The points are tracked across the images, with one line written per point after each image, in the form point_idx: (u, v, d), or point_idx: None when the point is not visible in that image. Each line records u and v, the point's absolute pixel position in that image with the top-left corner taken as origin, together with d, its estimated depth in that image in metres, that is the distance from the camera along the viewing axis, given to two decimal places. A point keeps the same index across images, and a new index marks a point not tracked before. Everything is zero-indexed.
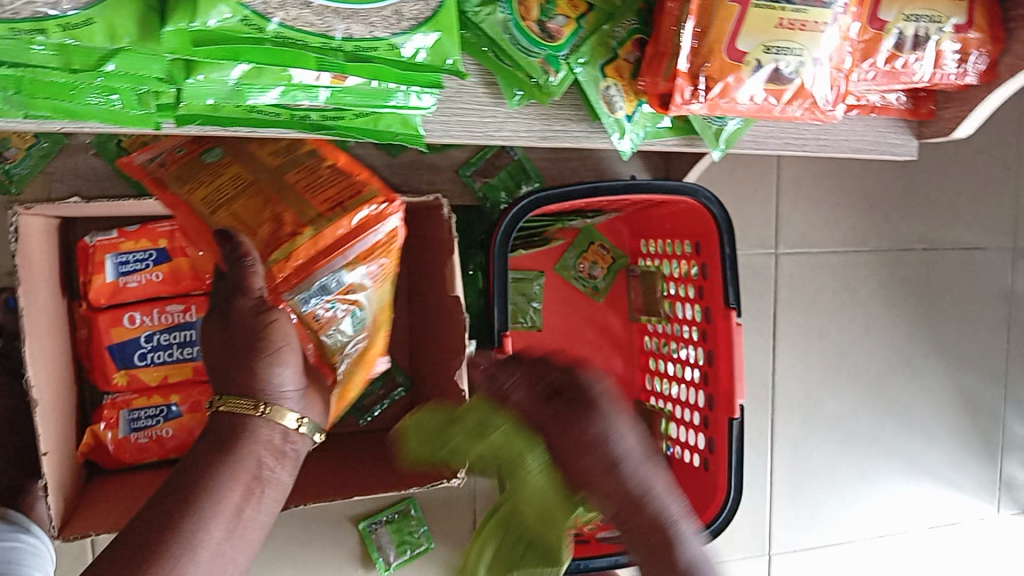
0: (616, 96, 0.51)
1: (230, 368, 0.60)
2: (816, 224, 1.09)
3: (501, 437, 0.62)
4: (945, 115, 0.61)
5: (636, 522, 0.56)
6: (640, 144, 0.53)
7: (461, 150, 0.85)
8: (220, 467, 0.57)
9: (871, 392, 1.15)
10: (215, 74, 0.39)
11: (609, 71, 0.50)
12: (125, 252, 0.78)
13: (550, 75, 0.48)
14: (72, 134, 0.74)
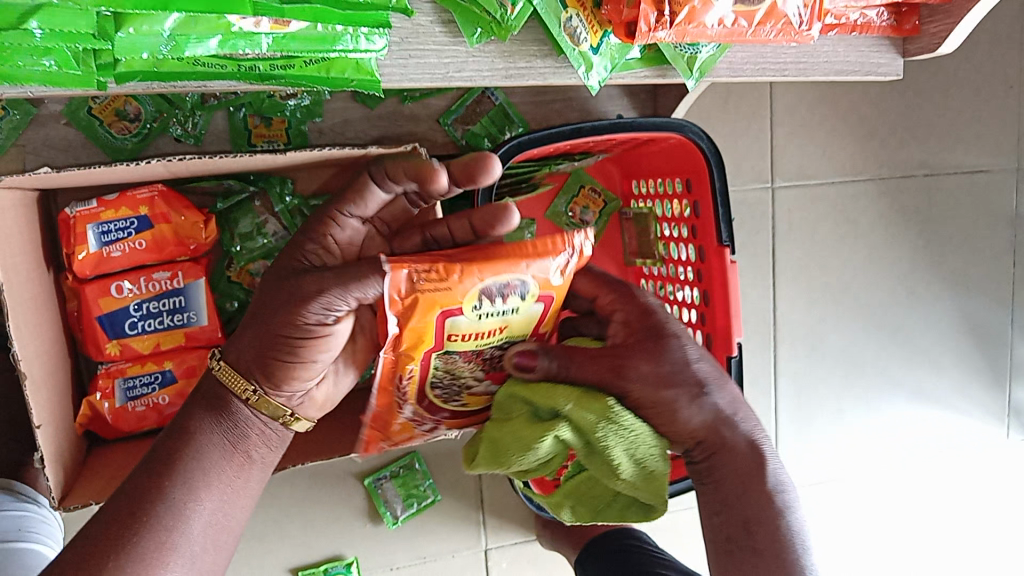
0: (579, 27, 0.49)
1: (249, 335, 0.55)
2: (813, 155, 1.07)
3: (580, 405, 0.58)
4: (930, 29, 0.58)
5: (736, 497, 0.61)
6: (607, 79, 0.52)
7: (441, 97, 0.83)
8: (194, 440, 0.57)
9: (875, 322, 1.14)
10: (147, 26, 0.38)
11: (569, 0, 0.48)
12: (105, 221, 0.76)
13: (507, 9, 0.47)
14: (40, 103, 0.73)
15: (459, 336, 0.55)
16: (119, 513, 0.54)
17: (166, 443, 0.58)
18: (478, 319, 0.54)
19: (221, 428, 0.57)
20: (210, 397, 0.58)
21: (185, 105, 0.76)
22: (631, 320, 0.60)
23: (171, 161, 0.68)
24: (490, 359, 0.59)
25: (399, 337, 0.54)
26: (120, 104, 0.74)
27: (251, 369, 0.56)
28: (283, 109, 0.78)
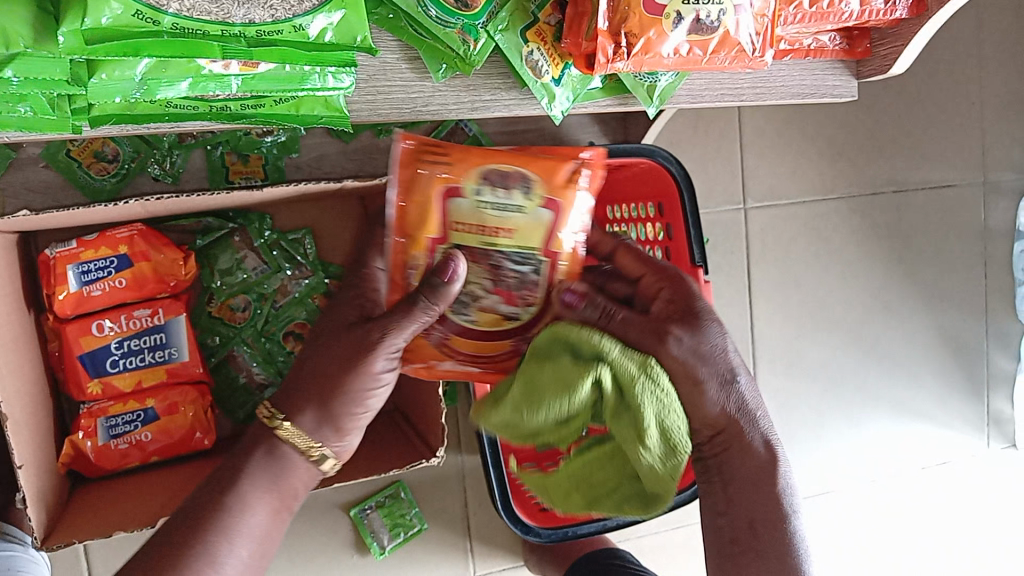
0: (540, 61, 0.50)
1: (307, 385, 0.57)
2: (783, 175, 1.09)
3: (622, 356, 0.54)
4: (881, 52, 0.61)
5: (745, 497, 0.59)
6: (570, 110, 0.53)
7: (415, 130, 0.85)
8: (241, 485, 0.57)
9: (852, 338, 1.16)
10: (118, 71, 0.40)
11: (529, 36, 0.50)
12: (85, 261, 0.77)
13: (470, 45, 0.48)
14: (19, 147, 0.74)
15: (463, 227, 0.57)
16: (153, 552, 0.54)
17: (212, 483, 0.58)
18: (478, 210, 0.57)
19: (270, 477, 0.58)
20: (268, 452, 0.58)
21: (162, 145, 0.77)
22: (676, 301, 0.58)
23: (149, 201, 0.69)
24: (497, 264, 0.57)
25: (399, 217, 0.57)
26: (98, 146, 0.75)
27: (304, 418, 0.57)
28: (260, 146, 0.79)
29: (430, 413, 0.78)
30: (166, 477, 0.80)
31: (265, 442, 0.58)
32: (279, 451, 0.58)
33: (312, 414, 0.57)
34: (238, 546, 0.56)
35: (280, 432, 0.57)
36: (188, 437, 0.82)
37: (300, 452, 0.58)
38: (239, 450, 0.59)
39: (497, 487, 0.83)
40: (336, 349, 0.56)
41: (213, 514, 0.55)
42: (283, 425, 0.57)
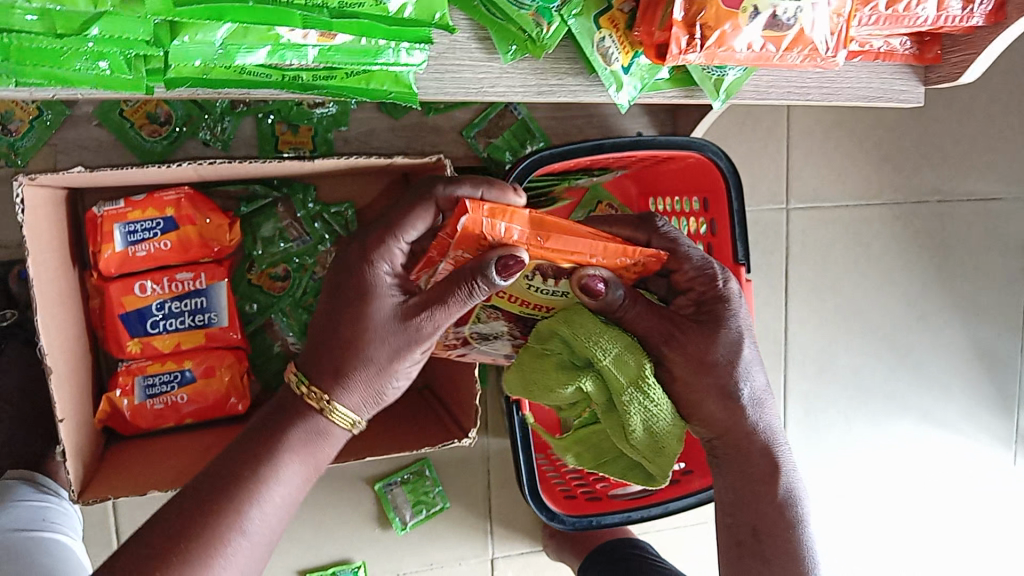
0: (611, 48, 0.50)
1: (325, 345, 0.55)
2: (828, 178, 1.08)
3: (615, 365, 0.56)
4: (951, 59, 0.60)
5: (750, 507, 0.63)
6: (638, 98, 0.53)
7: (464, 110, 0.85)
8: (279, 455, 0.55)
9: (885, 346, 1.15)
10: (200, 35, 0.39)
11: (603, 22, 0.49)
12: (132, 221, 0.78)
13: (543, 28, 0.48)
14: (74, 105, 0.74)
15: (507, 295, 0.57)
16: (185, 513, 0.53)
17: (234, 450, 0.56)
18: (528, 291, 0.56)
19: (309, 447, 0.56)
20: (286, 405, 0.57)
21: (214, 110, 0.77)
22: (704, 298, 0.60)
23: (203, 165, 0.69)
24: (525, 324, 0.60)
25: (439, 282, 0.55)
26: (151, 108, 0.76)
27: (328, 377, 0.55)
28: (310, 117, 0.79)
29: (464, 394, 0.78)
30: (199, 440, 0.80)
31: (289, 399, 0.57)
32: (320, 428, 0.56)
33: (358, 392, 0.56)
34: (262, 514, 0.54)
35: (297, 391, 0.57)
36: (222, 402, 0.83)
37: (315, 410, 0.56)
38: (272, 408, 0.58)
39: (526, 472, 0.83)
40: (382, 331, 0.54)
41: (242, 478, 0.54)
42: (306, 383, 0.56)
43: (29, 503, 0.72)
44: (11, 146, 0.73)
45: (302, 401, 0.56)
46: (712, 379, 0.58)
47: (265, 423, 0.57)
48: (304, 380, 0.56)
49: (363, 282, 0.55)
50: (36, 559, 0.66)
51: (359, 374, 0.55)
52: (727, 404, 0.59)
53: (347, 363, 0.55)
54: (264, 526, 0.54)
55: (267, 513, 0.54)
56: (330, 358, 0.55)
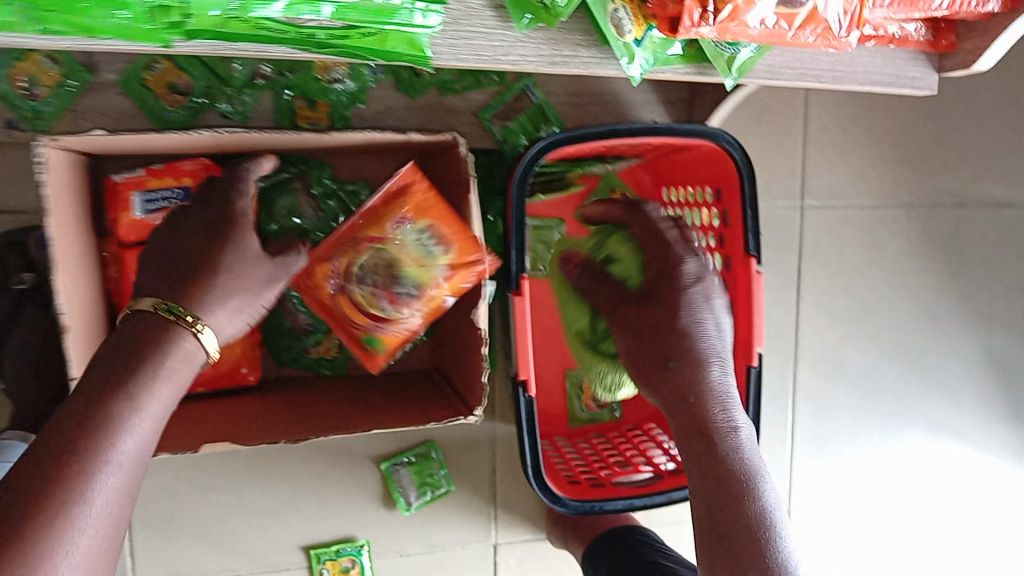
0: (624, 19, 0.50)
1: (163, 277, 0.62)
2: (844, 176, 1.08)
3: None
4: (967, 46, 0.59)
5: (717, 510, 0.66)
6: (649, 72, 0.52)
7: (482, 93, 0.86)
8: (144, 376, 0.56)
9: (895, 350, 1.14)
10: None
11: None
12: (151, 190, 0.79)
13: None
14: (97, 72, 0.76)
15: (419, 261, 0.75)
16: (50, 442, 0.51)
17: (86, 385, 0.55)
18: (404, 245, 0.75)
19: (173, 372, 0.58)
20: (139, 333, 0.59)
21: (235, 82, 0.78)
22: (660, 273, 0.75)
23: (220, 133, 0.70)
24: (380, 286, 0.75)
25: (377, 209, 0.76)
26: (173, 77, 0.77)
27: (193, 309, 0.60)
28: (329, 94, 0.81)
29: (470, 372, 0.79)
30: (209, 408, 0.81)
31: (135, 329, 0.59)
32: (190, 351, 0.60)
33: (227, 314, 0.62)
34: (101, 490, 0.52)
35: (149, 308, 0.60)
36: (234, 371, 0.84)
37: (183, 327, 0.60)
38: (114, 341, 0.58)
39: (527, 452, 0.83)
40: (218, 261, 0.63)
41: (114, 405, 0.54)
42: (164, 301, 0.60)
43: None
44: (34, 109, 0.76)
45: (163, 320, 0.59)
46: (656, 355, 0.72)
47: (109, 350, 0.58)
48: (162, 301, 0.60)
49: (216, 257, 0.63)
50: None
51: (234, 302, 0.63)
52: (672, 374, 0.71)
53: (191, 284, 0.62)
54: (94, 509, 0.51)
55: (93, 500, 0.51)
56: (233, 296, 0.62)
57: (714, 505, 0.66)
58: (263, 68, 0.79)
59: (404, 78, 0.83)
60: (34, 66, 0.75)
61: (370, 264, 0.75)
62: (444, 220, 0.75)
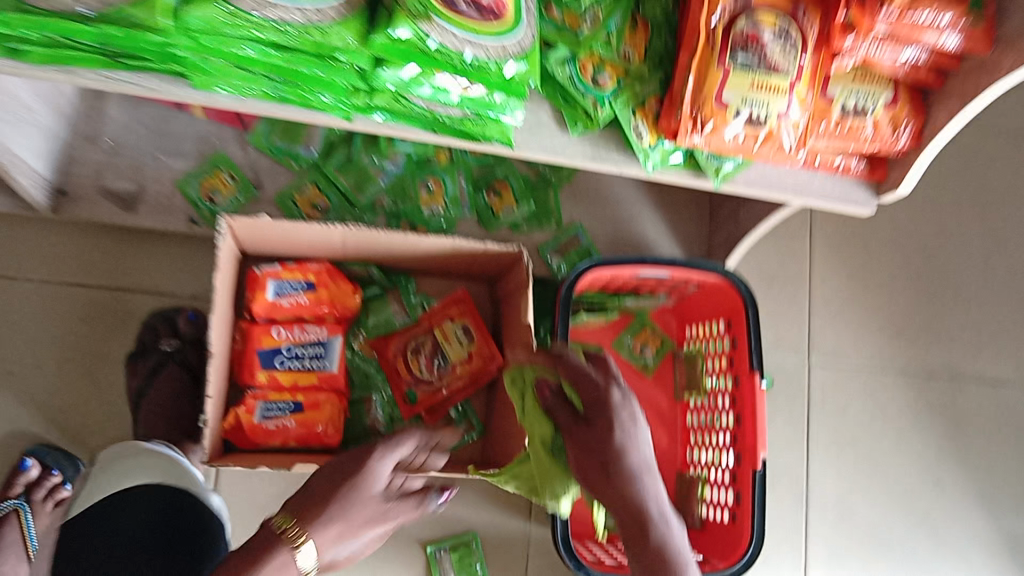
0: (642, 130, 0.71)
1: (301, 504, 0.69)
2: (847, 341, 1.26)
3: (541, 424, 0.84)
4: (894, 175, 0.77)
5: None
6: (658, 170, 0.73)
7: (542, 234, 1.10)
8: (258, 568, 0.64)
9: (903, 507, 1.24)
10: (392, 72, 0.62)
11: (639, 113, 0.71)
12: (284, 279, 1.03)
13: (599, 109, 0.70)
14: (260, 188, 1.03)
15: (446, 341, 1.06)
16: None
17: (224, 567, 0.65)
18: (442, 334, 1.07)
19: (275, 570, 0.65)
20: (256, 547, 0.66)
21: (359, 206, 1.04)
22: (593, 402, 0.75)
23: (350, 229, 0.93)
24: (426, 358, 1.07)
25: (428, 318, 1.08)
26: (316, 199, 1.03)
27: (307, 519, 0.67)
28: (426, 221, 1.06)
29: (513, 439, 0.95)
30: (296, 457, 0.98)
31: (260, 542, 0.66)
32: (284, 563, 0.65)
33: (325, 531, 0.68)
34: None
35: (272, 526, 0.67)
36: (316, 432, 1.01)
37: (284, 542, 0.66)
38: (247, 546, 0.67)
39: (559, 524, 0.96)
40: (326, 497, 0.69)
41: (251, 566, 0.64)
42: (281, 518, 0.68)
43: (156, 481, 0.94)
44: (212, 209, 1.02)
45: (272, 538, 0.66)
46: (612, 482, 0.73)
47: (261, 537, 0.66)
48: (279, 515, 0.68)
49: (322, 495, 0.70)
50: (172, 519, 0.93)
51: (335, 525, 0.68)
52: (625, 494, 0.73)
53: (308, 510, 0.68)
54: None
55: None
56: (319, 505, 0.69)
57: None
58: (382, 199, 1.05)
59: (485, 216, 1.08)
60: (218, 181, 1.01)
61: (416, 348, 1.07)
62: (471, 322, 1.07)
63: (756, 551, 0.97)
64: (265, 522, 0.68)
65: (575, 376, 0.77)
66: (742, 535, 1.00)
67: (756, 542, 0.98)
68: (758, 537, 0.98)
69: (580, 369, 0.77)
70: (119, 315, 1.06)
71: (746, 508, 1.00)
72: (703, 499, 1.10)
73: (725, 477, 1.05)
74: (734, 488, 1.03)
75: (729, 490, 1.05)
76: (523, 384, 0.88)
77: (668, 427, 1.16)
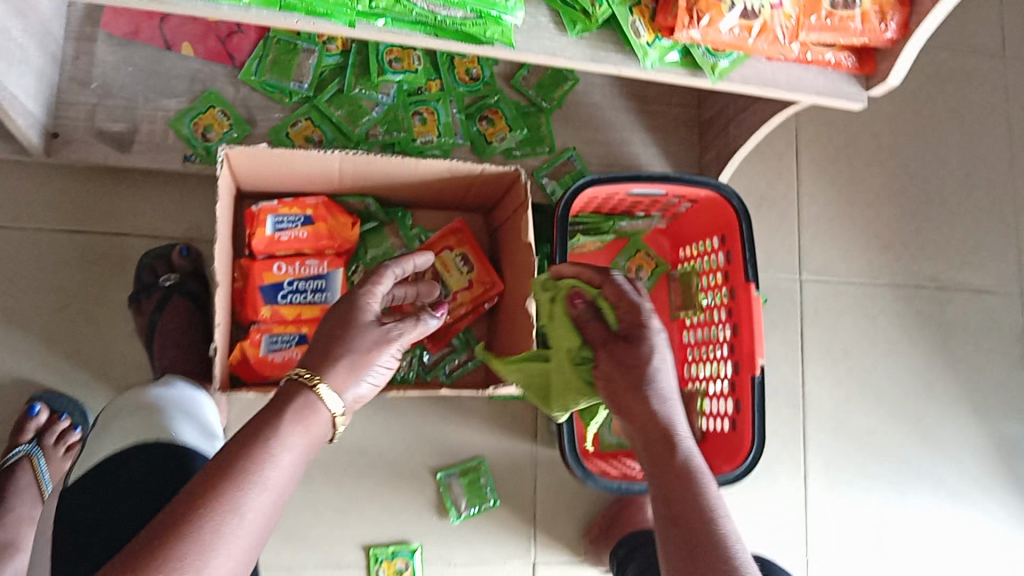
0: (640, 27, 0.72)
1: (310, 354, 0.66)
2: (836, 257, 1.29)
3: (569, 336, 0.84)
4: (883, 68, 0.78)
5: (676, 511, 0.62)
6: (654, 68, 0.74)
7: (536, 159, 1.11)
8: (260, 451, 0.57)
9: (893, 412, 1.29)
10: None
11: (634, 11, 0.72)
12: (281, 215, 1.03)
13: (596, 10, 0.71)
14: (253, 126, 1.02)
15: (447, 269, 1.08)
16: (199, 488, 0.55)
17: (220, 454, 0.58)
18: (441, 262, 1.08)
19: (303, 424, 0.61)
20: (277, 402, 0.62)
21: (353, 138, 1.04)
22: (629, 319, 0.69)
23: (347, 155, 0.93)
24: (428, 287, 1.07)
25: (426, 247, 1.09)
26: (310, 132, 1.03)
27: (324, 362, 0.64)
28: (422, 152, 1.07)
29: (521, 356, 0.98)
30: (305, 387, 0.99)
31: (282, 396, 0.63)
32: (309, 407, 0.62)
33: (344, 372, 0.65)
34: (259, 502, 0.56)
35: (288, 380, 0.64)
36: None
37: (307, 385, 0.63)
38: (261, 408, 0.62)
39: (566, 437, 0.97)
40: (348, 329, 0.67)
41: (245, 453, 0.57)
42: (301, 369, 0.64)
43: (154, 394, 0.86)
44: (206, 148, 1.01)
45: (295, 384, 0.63)
46: (634, 383, 0.67)
47: (252, 426, 0.60)
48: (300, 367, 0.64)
49: (334, 335, 0.66)
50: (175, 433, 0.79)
51: (348, 359, 0.65)
52: (645, 401, 0.66)
53: (326, 351, 0.65)
54: (257, 528, 0.55)
55: (250, 524, 0.55)
56: (335, 345, 0.66)
57: (672, 505, 0.63)
58: (376, 130, 1.05)
59: (479, 143, 1.08)
60: (211, 117, 1.01)
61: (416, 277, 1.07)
62: (470, 250, 1.09)
63: (758, 453, 1.01)
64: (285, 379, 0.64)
65: (617, 294, 0.71)
66: (742, 440, 1.03)
67: (758, 444, 1.01)
68: (758, 441, 1.01)
69: (622, 288, 0.71)
70: (120, 260, 1.06)
71: (747, 413, 1.03)
72: (702, 412, 1.12)
73: (724, 387, 1.08)
74: (733, 397, 1.06)
75: (727, 399, 1.08)
76: (553, 289, 0.89)
77: (666, 347, 1.19)
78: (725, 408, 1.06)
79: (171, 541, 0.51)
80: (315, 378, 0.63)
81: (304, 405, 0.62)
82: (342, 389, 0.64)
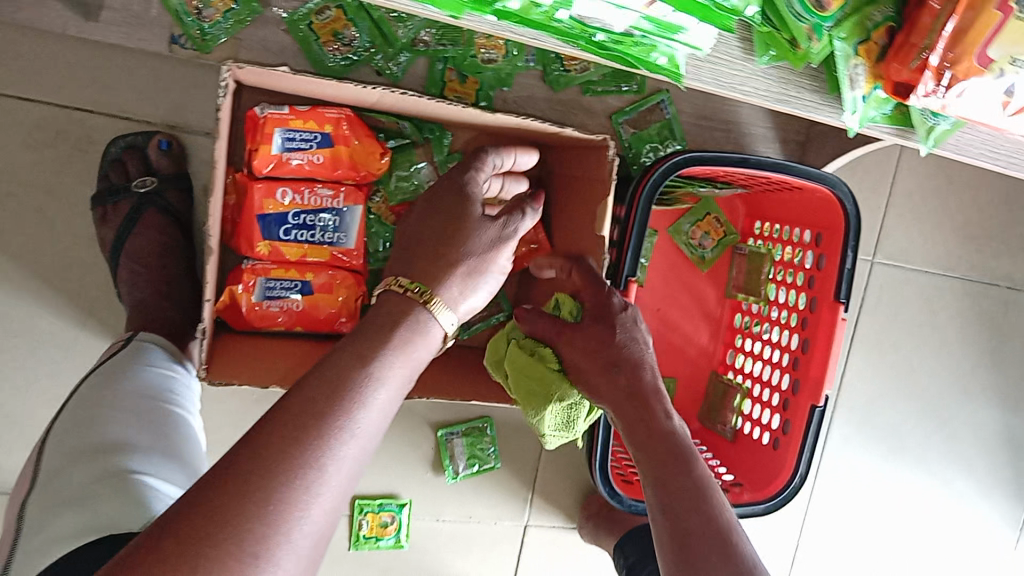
0: (860, 76, 0.53)
1: (410, 259, 0.59)
2: (915, 241, 1.15)
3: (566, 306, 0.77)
4: None
5: (665, 473, 0.63)
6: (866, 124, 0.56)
7: (618, 97, 0.89)
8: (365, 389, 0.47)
9: (925, 409, 1.20)
10: None
11: (860, 50, 0.51)
12: (293, 129, 0.80)
13: (812, 42, 0.49)
14: (266, 7, 0.78)
15: None
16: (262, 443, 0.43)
17: (309, 392, 0.45)
18: None
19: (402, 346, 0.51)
20: (386, 321, 0.53)
21: (397, 44, 0.81)
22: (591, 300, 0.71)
23: (390, 93, 0.74)
24: None
25: None
26: (341, 28, 0.79)
27: (434, 267, 0.57)
28: (481, 71, 0.84)
29: None
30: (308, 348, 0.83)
31: (388, 309, 0.54)
32: (425, 326, 0.54)
33: (453, 277, 0.57)
34: (346, 453, 0.45)
35: (390, 292, 0.55)
36: (332, 319, 0.85)
37: (415, 302, 0.54)
38: (358, 328, 0.52)
39: (599, 442, 0.85)
40: (453, 216, 0.61)
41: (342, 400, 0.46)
42: (396, 281, 0.56)
43: (101, 398, 0.65)
44: (201, 30, 0.77)
45: (396, 295, 0.55)
46: (609, 361, 0.68)
47: (348, 357, 0.49)
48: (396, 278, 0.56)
49: (448, 228, 0.60)
50: (107, 512, 0.55)
51: (462, 264, 0.58)
52: (623, 376, 0.67)
53: (434, 252, 0.59)
54: (340, 488, 0.44)
55: (340, 477, 0.44)
56: (430, 246, 0.59)
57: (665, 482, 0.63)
58: (425, 35, 0.82)
59: (552, 69, 0.86)
60: None
61: None
62: None
63: (798, 486, 0.90)
64: (383, 290, 0.56)
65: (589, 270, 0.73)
66: (783, 465, 0.92)
67: (800, 475, 0.90)
68: (801, 473, 0.90)
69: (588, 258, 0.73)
70: (79, 142, 0.83)
71: (795, 440, 0.91)
72: (739, 412, 1.00)
73: (773, 400, 0.95)
74: (783, 416, 0.93)
75: (774, 414, 0.95)
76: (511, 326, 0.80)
77: (712, 326, 1.06)
78: (770, 425, 0.94)
79: (241, 506, 0.40)
80: (426, 294, 0.55)
81: (410, 332, 0.52)
82: (454, 303, 0.57)
